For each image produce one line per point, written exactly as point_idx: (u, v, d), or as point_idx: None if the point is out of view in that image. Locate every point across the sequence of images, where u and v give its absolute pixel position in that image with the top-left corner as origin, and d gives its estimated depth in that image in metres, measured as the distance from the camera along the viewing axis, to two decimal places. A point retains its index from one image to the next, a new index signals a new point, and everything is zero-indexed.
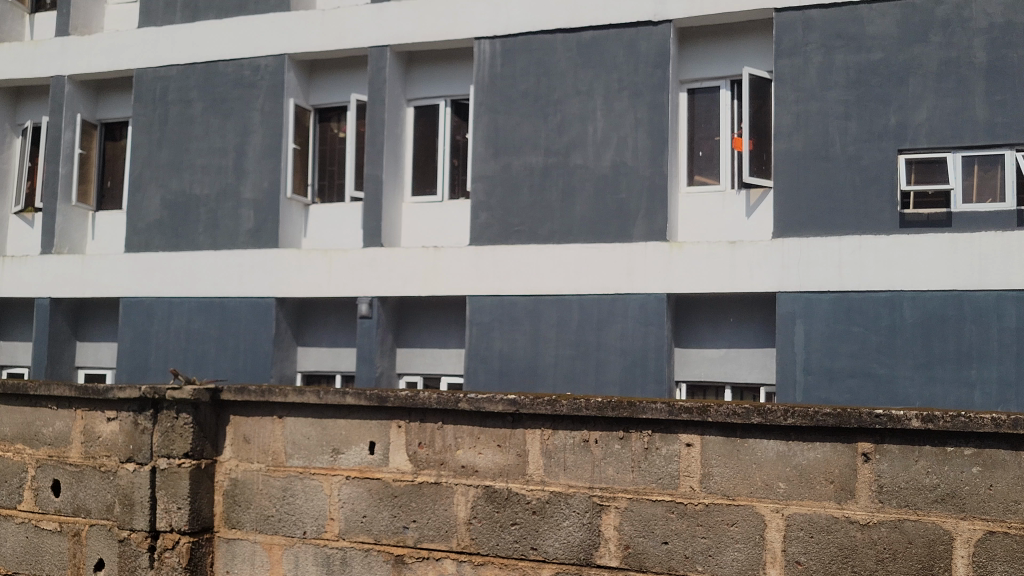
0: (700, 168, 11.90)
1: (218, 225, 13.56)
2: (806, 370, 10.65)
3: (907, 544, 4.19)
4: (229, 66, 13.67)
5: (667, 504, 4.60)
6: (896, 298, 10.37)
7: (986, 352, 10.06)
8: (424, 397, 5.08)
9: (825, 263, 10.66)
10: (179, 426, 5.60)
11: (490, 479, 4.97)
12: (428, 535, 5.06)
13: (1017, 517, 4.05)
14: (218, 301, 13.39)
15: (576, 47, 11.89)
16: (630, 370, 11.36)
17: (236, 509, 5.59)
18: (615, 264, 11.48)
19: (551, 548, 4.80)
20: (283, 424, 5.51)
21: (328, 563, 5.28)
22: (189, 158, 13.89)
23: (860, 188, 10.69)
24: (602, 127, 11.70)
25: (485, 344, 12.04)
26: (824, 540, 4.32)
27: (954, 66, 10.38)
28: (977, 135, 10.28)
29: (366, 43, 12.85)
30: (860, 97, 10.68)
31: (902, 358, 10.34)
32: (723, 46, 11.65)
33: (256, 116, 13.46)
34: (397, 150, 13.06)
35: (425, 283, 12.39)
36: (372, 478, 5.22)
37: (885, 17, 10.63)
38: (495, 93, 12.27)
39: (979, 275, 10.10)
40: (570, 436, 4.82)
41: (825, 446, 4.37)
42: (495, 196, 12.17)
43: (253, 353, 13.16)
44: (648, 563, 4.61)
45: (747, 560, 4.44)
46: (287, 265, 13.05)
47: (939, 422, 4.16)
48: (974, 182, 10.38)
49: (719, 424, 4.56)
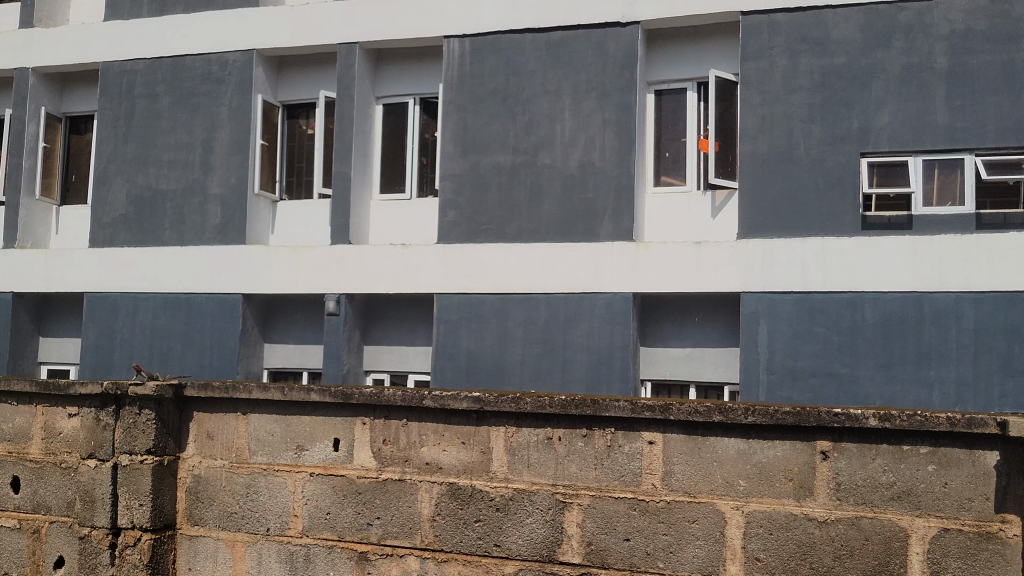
0: (667, 169, 12.00)
1: (184, 220, 13.45)
2: (769, 370, 10.78)
3: (863, 541, 4.26)
4: (196, 62, 13.57)
5: (629, 501, 4.65)
6: (858, 299, 10.52)
7: (945, 353, 10.23)
8: (389, 394, 5.10)
9: (788, 264, 10.79)
10: (142, 422, 5.56)
11: (455, 476, 4.99)
12: (392, 531, 5.07)
13: (970, 514, 4.14)
14: (185, 297, 13.29)
15: (545, 47, 11.93)
16: (596, 368, 11.41)
17: (198, 506, 5.57)
18: (582, 263, 11.54)
19: (514, 545, 4.83)
20: (247, 420, 5.50)
21: (291, 561, 5.27)
22: (156, 152, 13.76)
23: (824, 190, 10.81)
24: (570, 127, 11.75)
25: (453, 341, 12.05)
26: (783, 537, 4.39)
27: (916, 71, 10.52)
28: (937, 140, 10.46)
29: (335, 40, 12.81)
30: (825, 100, 10.81)
31: (863, 358, 10.49)
32: (690, 49, 11.75)
33: (224, 111, 13.37)
34: (365, 148, 13.03)
35: (393, 280, 12.37)
36: (335, 475, 5.23)
37: (849, 22, 10.76)
38: (464, 91, 12.28)
39: (938, 277, 10.27)
40: (533, 434, 4.86)
41: (784, 444, 4.44)
42: (463, 194, 12.18)
43: (220, 349, 13.09)
44: (610, 560, 4.65)
45: (707, 557, 4.49)
46: (254, 261, 12.97)
47: (895, 421, 4.23)
48: (935, 186, 10.53)
49: (681, 422, 4.61)
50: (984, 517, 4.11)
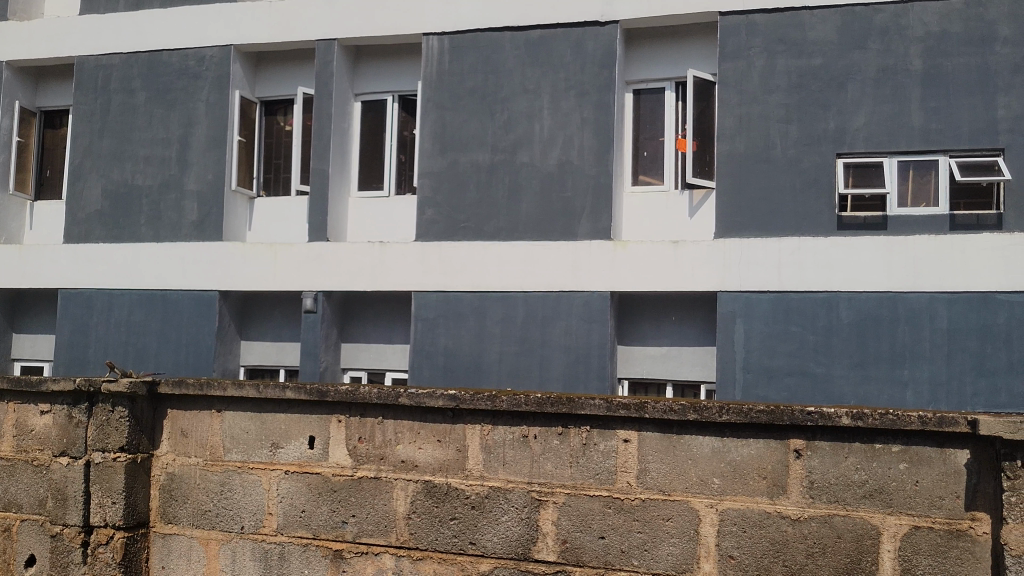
0: (645, 168, 12.03)
1: (160, 216, 13.35)
2: (745, 369, 10.83)
3: (835, 539, 4.30)
4: (173, 57, 13.47)
5: (603, 500, 4.66)
6: (833, 299, 10.59)
7: (919, 353, 10.31)
8: (365, 392, 5.09)
9: (765, 264, 10.85)
10: (115, 420, 5.51)
11: (430, 474, 4.98)
12: (367, 529, 5.06)
13: (941, 512, 4.18)
14: (161, 294, 13.20)
15: (525, 46, 11.93)
16: (573, 366, 11.43)
17: (172, 504, 5.53)
18: (561, 262, 11.55)
19: (489, 543, 4.83)
20: (221, 418, 5.47)
21: (265, 559, 5.25)
22: (132, 148, 13.66)
23: (800, 190, 10.88)
24: (549, 126, 11.76)
25: (430, 339, 12.02)
26: (756, 535, 4.41)
27: (892, 73, 10.60)
28: (912, 142, 10.54)
29: (314, 37, 12.76)
30: (801, 101, 10.88)
31: (838, 358, 10.56)
32: (668, 48, 11.79)
33: (201, 106, 13.29)
34: (343, 146, 12.98)
35: (371, 277, 12.34)
36: (310, 473, 5.21)
37: (826, 23, 10.83)
38: (443, 89, 12.26)
39: (912, 278, 10.35)
40: (509, 432, 4.86)
41: (758, 442, 4.46)
42: (441, 192, 12.16)
43: (195, 346, 13.01)
44: (585, 558, 4.66)
45: (682, 555, 4.51)
46: (231, 258, 12.90)
47: (868, 420, 4.26)
48: (909, 187, 10.64)
49: (656, 421, 4.62)
50: (954, 515, 4.16)
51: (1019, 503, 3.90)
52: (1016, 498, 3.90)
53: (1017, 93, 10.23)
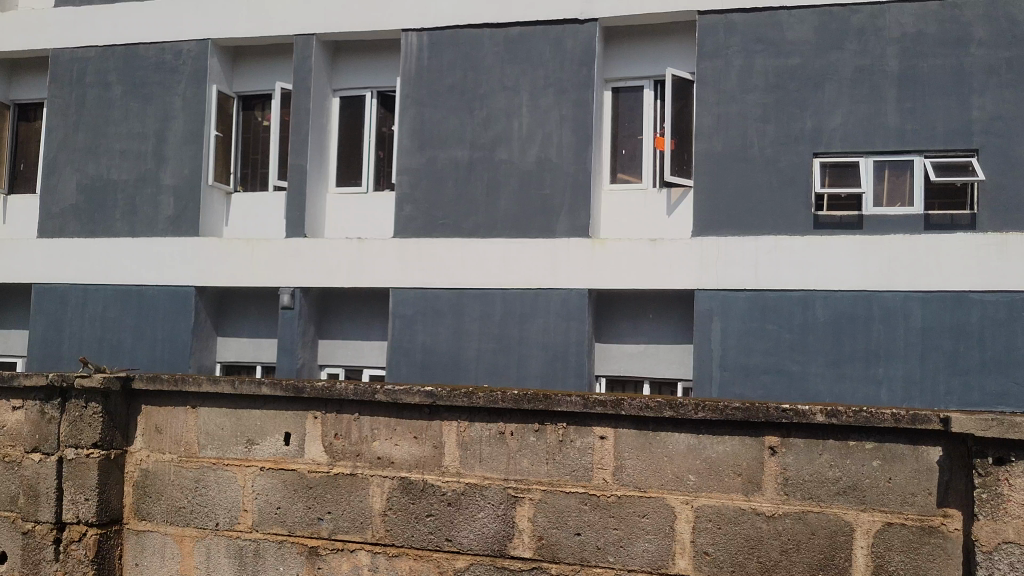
0: (623, 166, 12.05)
1: (136, 211, 13.25)
2: (722, 366, 10.88)
3: (810, 536, 4.33)
4: (150, 50, 13.37)
5: (580, 496, 4.67)
6: (809, 297, 10.66)
7: (893, 351, 10.40)
8: (342, 388, 5.07)
9: (742, 262, 10.91)
10: (88, 416, 5.47)
11: (407, 471, 4.97)
12: (343, 526, 5.05)
13: (914, 509, 4.22)
14: (136, 289, 13.10)
15: (504, 43, 11.92)
16: (551, 364, 11.45)
17: (146, 501, 5.50)
18: (539, 259, 11.55)
19: (466, 540, 4.82)
20: (196, 414, 5.44)
21: (240, 556, 5.23)
22: (107, 142, 13.54)
23: (777, 189, 10.94)
24: (528, 123, 11.76)
25: (408, 336, 12.00)
26: (731, 531, 4.44)
27: (868, 73, 10.68)
28: (888, 142, 10.62)
29: (292, 31, 12.68)
30: (778, 100, 10.94)
31: (814, 356, 10.63)
32: (647, 47, 11.82)
33: (178, 101, 13.20)
34: (321, 141, 12.92)
35: (348, 274, 12.30)
36: (286, 469, 5.19)
37: (804, 24, 10.89)
38: (422, 86, 12.22)
39: (887, 277, 10.44)
40: (485, 428, 4.85)
41: (733, 440, 4.48)
42: (419, 188, 12.13)
43: (171, 342, 12.92)
44: (561, 554, 4.67)
45: (657, 551, 4.53)
46: (207, 254, 12.82)
47: (843, 417, 4.29)
48: (885, 187, 10.73)
49: (633, 417, 4.63)
50: (927, 512, 4.19)
51: (990, 499, 3.94)
52: (988, 494, 3.95)
53: (991, 94, 10.34)
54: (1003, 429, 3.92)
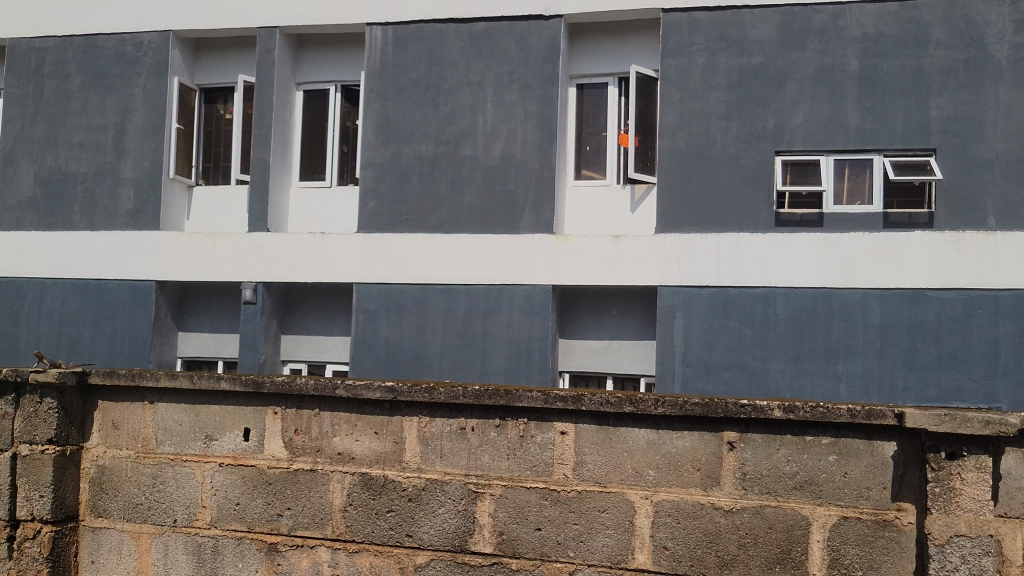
0: (588, 163, 12.09)
1: (95, 205, 13.07)
2: (685, 362, 10.95)
3: (767, 530, 4.37)
4: (110, 41, 13.19)
5: (540, 492, 4.68)
6: (770, 294, 10.76)
7: (852, 347, 10.54)
8: (302, 384, 5.03)
9: (704, 259, 10.98)
10: (43, 411, 5.39)
11: (367, 466, 4.96)
12: (302, 522, 5.02)
13: (869, 503, 4.28)
14: (96, 283, 12.92)
15: (468, 38, 11.90)
16: (514, 360, 11.46)
17: (102, 497, 5.43)
18: (503, 255, 11.55)
19: (426, 535, 4.82)
20: (154, 410, 5.38)
21: (198, 552, 5.18)
22: (66, 134, 13.34)
23: (739, 187, 11.02)
24: (492, 118, 11.76)
25: (372, 331, 11.95)
26: (689, 526, 4.47)
27: (829, 73, 10.79)
28: (848, 141, 10.75)
29: (256, 24, 12.57)
30: (741, 98, 11.03)
31: (775, 352, 10.74)
32: (611, 44, 11.85)
33: (138, 93, 13.04)
34: (284, 135, 12.83)
35: (312, 268, 12.24)
36: (245, 465, 5.15)
37: (765, 23, 10.98)
38: (386, 80, 12.16)
39: (847, 275, 10.57)
40: (446, 424, 4.85)
41: (692, 435, 4.52)
42: (383, 183, 12.08)
43: (131, 337, 12.77)
44: (521, 549, 4.69)
45: (616, 546, 4.56)
46: (169, 248, 12.69)
47: (799, 412, 4.34)
48: (845, 186, 10.84)
49: (593, 413, 4.65)
50: (881, 506, 4.26)
51: (942, 493, 4.01)
52: (940, 488, 4.02)
53: (948, 94, 10.49)
54: (955, 424, 3.98)
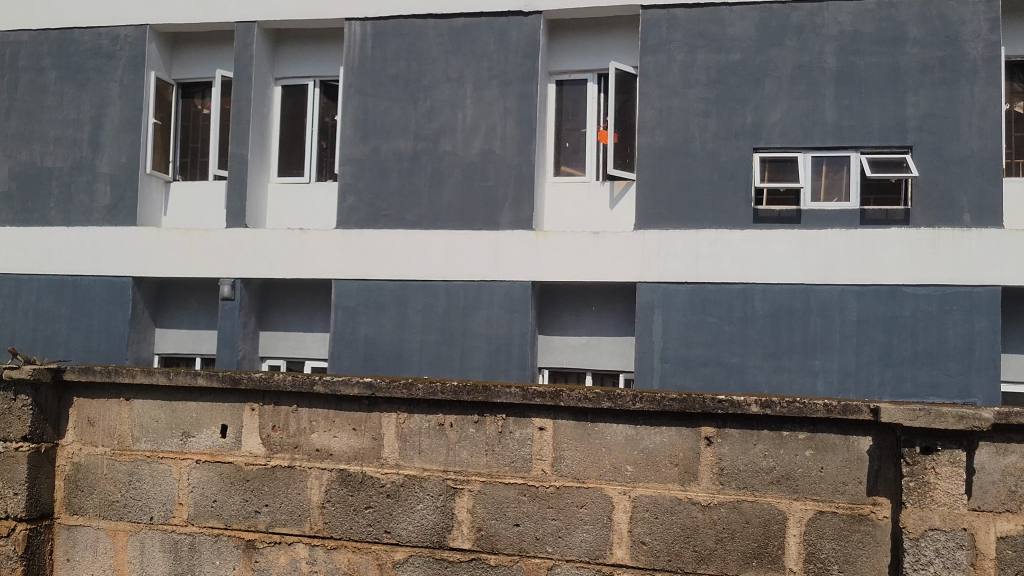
0: (567, 159, 12.10)
1: (72, 200, 12.96)
2: (664, 358, 11.00)
3: (744, 524, 4.40)
4: (86, 35, 13.06)
5: (519, 487, 4.68)
6: (748, 290, 10.82)
7: (829, 343, 10.62)
8: (280, 379, 5.02)
9: (683, 255, 11.00)
10: (17, 408, 5.34)
11: (345, 463, 4.94)
12: (280, 519, 5.00)
13: (844, 497, 4.31)
14: (72, 279, 12.81)
15: (448, 34, 11.88)
16: (494, 356, 11.46)
17: (78, 495, 5.38)
18: (482, 251, 11.55)
19: (405, 532, 4.81)
20: (130, 407, 5.35)
21: (175, 550, 5.15)
22: (41, 129, 13.22)
23: (717, 184, 11.06)
24: (471, 114, 11.74)
25: (351, 327, 11.91)
26: (667, 521, 4.49)
27: (807, 70, 10.84)
28: (826, 138, 10.81)
29: (233, 19, 12.49)
30: (719, 95, 11.07)
31: (753, 348, 10.80)
32: (591, 40, 11.85)
33: (115, 87, 12.94)
34: (262, 130, 12.77)
35: (291, 264, 12.19)
36: (222, 462, 5.13)
37: (744, 20, 11.02)
38: (365, 76, 12.12)
39: (824, 271, 10.63)
40: (425, 420, 4.85)
41: (670, 430, 4.54)
42: (362, 179, 12.04)
43: (108, 334, 12.68)
44: (500, 545, 4.69)
45: (595, 541, 4.57)
46: (146, 243, 12.60)
47: (776, 408, 4.36)
48: (823, 183, 10.89)
49: (571, 408, 4.66)
50: (857, 500, 4.29)
51: (917, 488, 4.05)
52: (915, 483, 4.05)
53: (925, 92, 10.57)
54: (930, 419, 4.01)
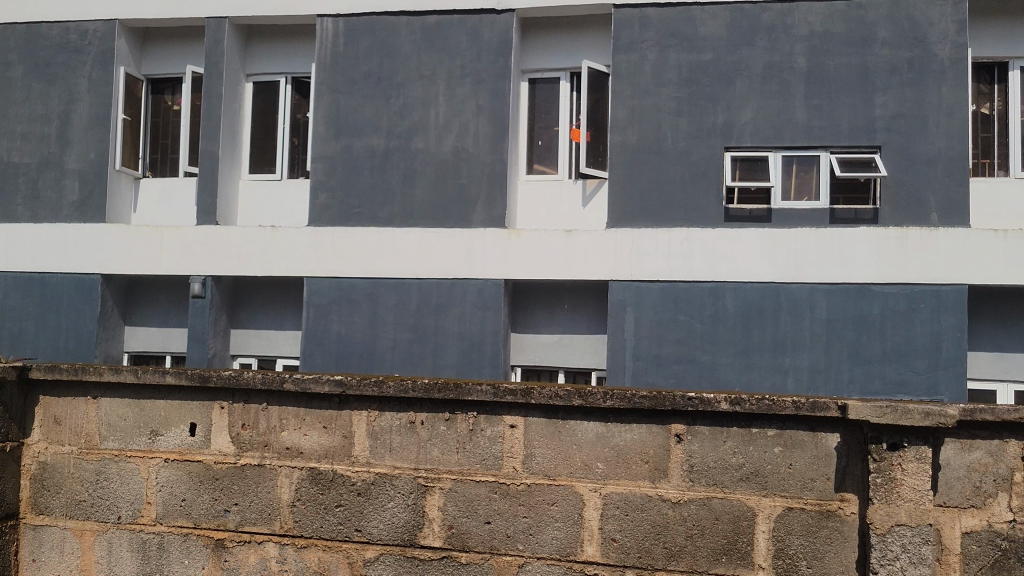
0: (539, 158, 12.11)
1: (39, 196, 12.81)
2: (636, 356, 11.05)
3: (713, 521, 4.42)
4: (53, 29, 12.90)
5: (490, 485, 4.68)
6: (719, 288, 10.88)
7: (799, 341, 10.69)
8: (250, 377, 4.99)
9: (655, 253, 11.05)
10: None
11: (315, 461, 4.92)
12: (250, 518, 4.97)
13: (812, 494, 4.34)
14: (39, 277, 12.65)
15: (420, 32, 11.85)
16: (466, 354, 11.44)
17: (44, 494, 5.32)
18: (455, 248, 11.53)
19: (375, 530, 4.80)
20: (97, 405, 5.29)
21: (143, 549, 5.11)
22: (8, 124, 13.06)
23: (689, 182, 11.12)
24: (444, 112, 11.72)
25: (323, 325, 11.85)
26: (637, 518, 4.51)
27: (777, 70, 10.92)
28: (796, 137, 10.89)
29: (204, 14, 12.38)
30: (691, 94, 11.12)
31: (724, 346, 10.87)
32: (564, 39, 11.87)
33: (83, 82, 12.80)
34: (234, 127, 12.68)
35: (261, 261, 12.10)
36: (191, 461, 5.09)
37: (715, 19, 11.08)
38: (337, 74, 12.07)
39: (795, 269, 10.71)
40: (395, 418, 4.84)
41: (640, 428, 4.56)
42: (334, 176, 11.99)
43: (76, 332, 12.53)
44: (471, 543, 4.69)
45: (566, 539, 4.58)
46: (115, 240, 12.46)
47: (746, 405, 4.38)
48: (793, 182, 10.97)
49: (542, 406, 4.67)
50: (824, 496, 4.33)
51: (883, 484, 4.09)
52: (881, 479, 4.09)
53: (893, 93, 10.68)
54: (897, 416, 4.06)
